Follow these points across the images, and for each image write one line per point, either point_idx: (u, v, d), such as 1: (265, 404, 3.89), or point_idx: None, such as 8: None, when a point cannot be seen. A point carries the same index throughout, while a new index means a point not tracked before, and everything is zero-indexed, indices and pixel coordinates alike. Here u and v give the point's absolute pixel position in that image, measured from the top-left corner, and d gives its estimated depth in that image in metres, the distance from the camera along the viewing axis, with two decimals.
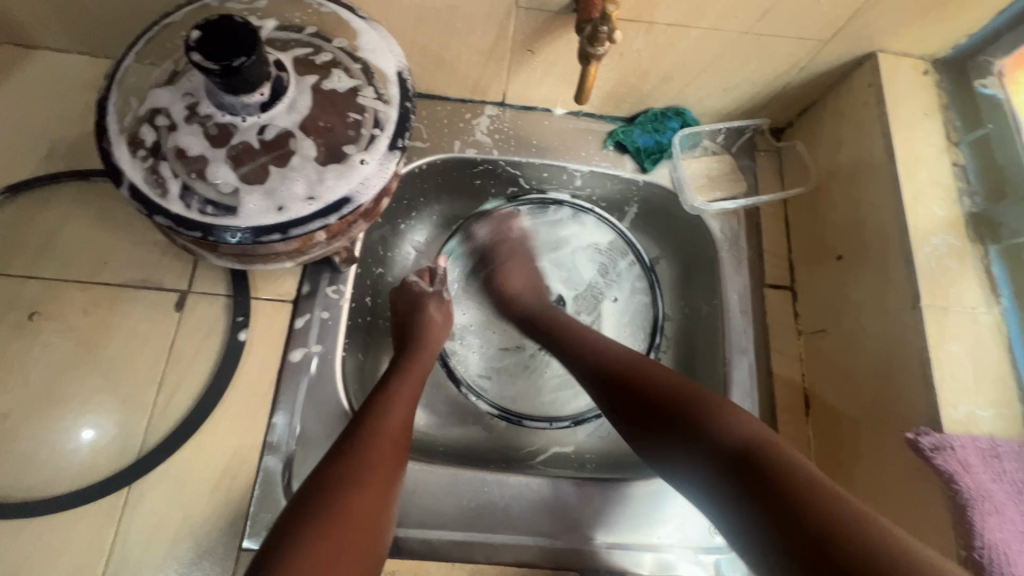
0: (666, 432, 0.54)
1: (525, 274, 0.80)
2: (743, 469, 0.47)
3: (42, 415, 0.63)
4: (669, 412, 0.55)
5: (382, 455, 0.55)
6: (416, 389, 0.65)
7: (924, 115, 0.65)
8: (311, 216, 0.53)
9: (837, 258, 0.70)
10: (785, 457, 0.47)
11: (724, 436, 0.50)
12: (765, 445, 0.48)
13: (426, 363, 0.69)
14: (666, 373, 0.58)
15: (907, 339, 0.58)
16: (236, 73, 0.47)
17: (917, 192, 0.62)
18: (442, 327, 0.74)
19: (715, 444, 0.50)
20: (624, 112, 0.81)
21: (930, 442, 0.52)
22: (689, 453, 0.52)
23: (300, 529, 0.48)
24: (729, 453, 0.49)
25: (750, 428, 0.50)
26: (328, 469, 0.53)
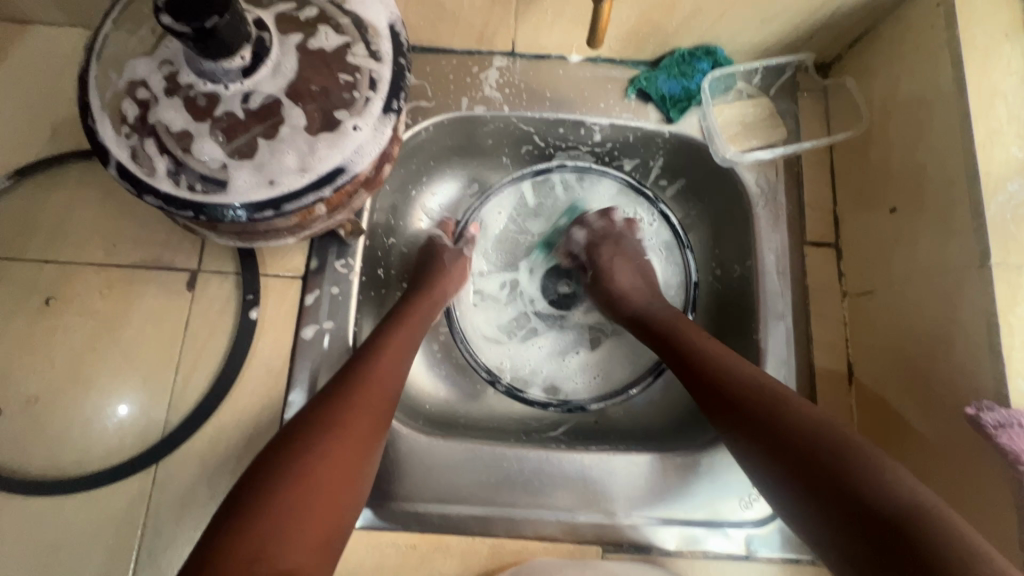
0: (789, 469, 0.49)
1: (622, 265, 0.74)
2: (886, 539, 0.42)
3: (71, 397, 0.64)
4: (805, 454, 0.48)
5: (376, 391, 0.55)
6: (417, 329, 0.64)
7: (1008, 34, 0.54)
8: (304, 189, 0.49)
9: (890, 210, 0.62)
10: (887, 497, 0.44)
11: (883, 497, 0.44)
12: (919, 507, 0.42)
13: (433, 305, 0.68)
14: (806, 411, 0.51)
15: (970, 303, 0.51)
16: (211, 36, 0.43)
17: (990, 131, 0.53)
18: (454, 276, 0.72)
19: (865, 498, 0.44)
20: (647, 55, 0.73)
21: (994, 419, 0.47)
22: (810, 497, 0.47)
23: (288, 455, 0.48)
24: (881, 515, 0.43)
25: (905, 495, 0.43)
26: (321, 397, 0.53)
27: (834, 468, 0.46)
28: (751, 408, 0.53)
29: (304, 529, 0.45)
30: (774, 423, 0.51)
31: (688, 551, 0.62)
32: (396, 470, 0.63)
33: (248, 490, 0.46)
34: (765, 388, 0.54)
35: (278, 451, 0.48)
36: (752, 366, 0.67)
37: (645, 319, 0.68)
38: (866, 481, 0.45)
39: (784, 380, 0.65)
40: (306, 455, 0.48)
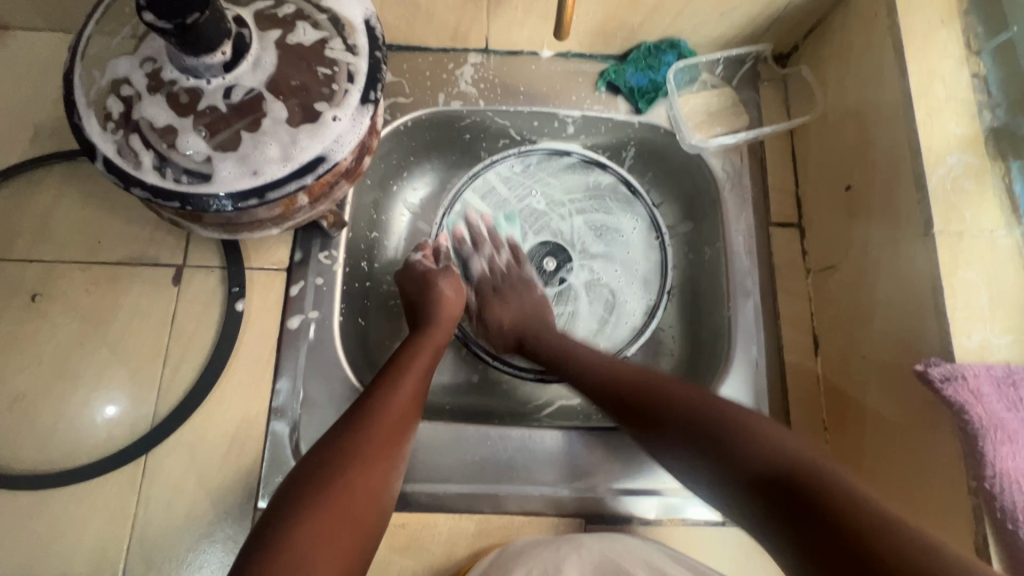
0: (692, 447, 0.51)
1: (517, 302, 0.74)
2: (790, 502, 0.42)
3: (59, 392, 0.65)
4: (693, 433, 0.51)
5: (393, 421, 0.55)
6: (431, 362, 0.64)
7: (943, 21, 0.59)
8: (286, 178, 0.51)
9: (845, 189, 0.66)
10: (756, 434, 0.48)
11: (753, 459, 0.46)
12: (811, 470, 0.43)
13: (444, 335, 0.67)
14: (717, 399, 0.53)
15: (918, 270, 0.55)
16: (192, 32, 0.45)
17: (930, 109, 0.56)
18: (456, 302, 0.71)
19: (741, 468, 0.47)
20: (615, 49, 0.76)
21: (940, 373, 0.49)
22: (713, 475, 0.49)
23: (310, 489, 0.48)
24: (756, 472, 0.46)
25: (791, 446, 0.46)
26: (342, 428, 0.54)
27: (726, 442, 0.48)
28: (669, 413, 0.54)
29: (331, 562, 0.45)
30: (671, 412, 0.54)
31: (667, 520, 0.64)
32: None
33: (275, 527, 0.46)
34: (662, 380, 0.58)
35: (303, 484, 0.49)
36: (724, 341, 0.70)
37: (528, 342, 0.71)
38: (735, 454, 0.48)
39: (753, 353, 0.68)
40: (331, 487, 0.48)
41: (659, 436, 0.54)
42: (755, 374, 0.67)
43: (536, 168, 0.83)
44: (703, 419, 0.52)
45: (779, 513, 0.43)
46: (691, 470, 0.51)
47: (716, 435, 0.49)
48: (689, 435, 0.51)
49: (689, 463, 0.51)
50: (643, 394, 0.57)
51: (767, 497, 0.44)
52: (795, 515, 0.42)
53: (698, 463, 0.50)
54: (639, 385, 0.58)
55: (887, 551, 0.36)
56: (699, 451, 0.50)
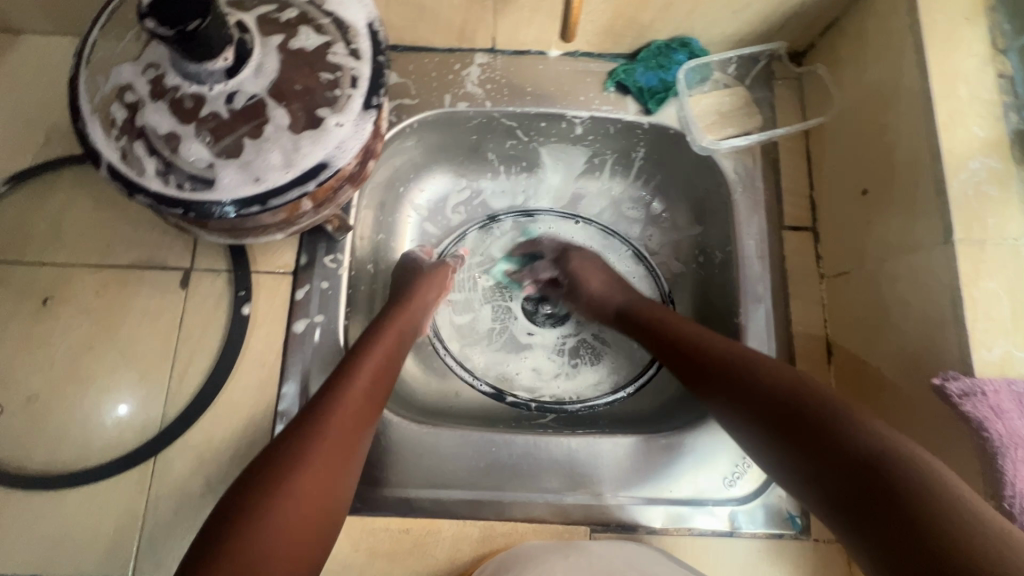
0: (770, 419, 0.51)
1: (587, 277, 0.76)
2: (861, 479, 0.42)
3: (70, 394, 0.66)
4: (782, 411, 0.50)
5: (357, 407, 0.55)
6: (397, 341, 0.64)
7: (968, 18, 0.56)
8: (288, 184, 0.51)
9: (862, 192, 0.64)
10: (846, 410, 0.48)
11: (846, 444, 0.45)
12: (889, 453, 0.42)
13: (412, 316, 0.68)
14: (807, 380, 0.51)
15: (937, 279, 0.53)
16: (193, 39, 0.45)
17: (952, 111, 0.54)
18: (435, 281, 0.73)
19: (833, 452, 0.45)
20: (625, 48, 0.75)
21: (959, 388, 0.48)
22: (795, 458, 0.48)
23: (277, 469, 0.47)
24: (847, 457, 0.44)
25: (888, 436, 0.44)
26: (309, 412, 0.52)
27: (811, 415, 0.48)
28: (751, 382, 0.54)
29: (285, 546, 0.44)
30: (754, 381, 0.54)
31: (673, 529, 0.63)
32: (386, 457, 0.65)
33: (236, 520, 0.44)
34: (753, 358, 0.56)
35: (267, 466, 0.47)
36: None
37: (631, 313, 0.71)
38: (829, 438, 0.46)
39: None
40: (298, 466, 0.47)
41: (737, 403, 0.54)
42: None
43: (510, 183, 0.86)
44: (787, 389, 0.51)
45: (847, 491, 0.43)
46: (762, 443, 0.52)
47: (800, 407, 0.49)
48: (767, 406, 0.51)
49: (764, 437, 0.51)
50: (724, 362, 0.57)
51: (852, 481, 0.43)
52: (865, 494, 0.42)
53: (775, 436, 0.50)
54: (722, 352, 0.58)
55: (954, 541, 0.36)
56: (779, 430, 0.50)
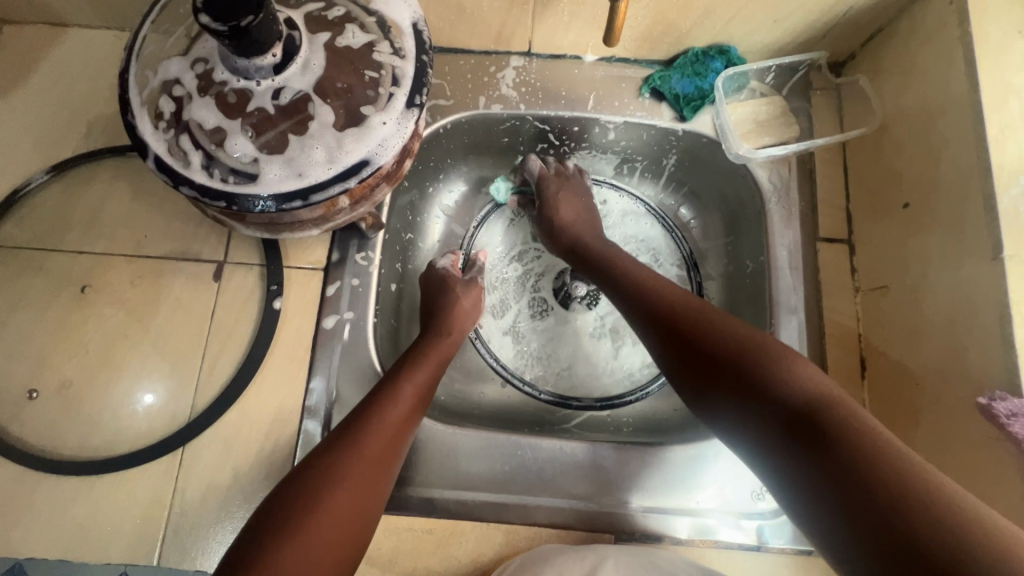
0: (731, 382, 0.51)
1: (569, 204, 0.76)
2: (818, 436, 0.43)
3: (103, 383, 0.67)
4: (728, 368, 0.51)
5: (391, 438, 0.55)
6: (436, 371, 0.64)
7: (1020, 32, 0.56)
8: (330, 180, 0.52)
9: (903, 207, 0.63)
10: (798, 374, 0.48)
11: (786, 393, 0.47)
12: (842, 413, 0.44)
13: (450, 344, 0.68)
14: (763, 339, 0.52)
15: (983, 297, 0.52)
16: (245, 34, 0.45)
17: (1002, 127, 0.54)
18: (468, 310, 0.73)
19: (776, 406, 0.47)
20: (661, 54, 0.74)
21: (1006, 409, 0.48)
22: (745, 413, 0.49)
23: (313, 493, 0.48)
24: (787, 408, 0.46)
25: (817, 386, 0.47)
26: (346, 432, 0.54)
27: (763, 378, 0.49)
28: (707, 345, 0.53)
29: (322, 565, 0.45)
30: (711, 341, 0.53)
31: (699, 541, 0.63)
32: (413, 457, 0.64)
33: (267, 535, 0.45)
34: (705, 310, 0.57)
35: (299, 491, 0.48)
36: None
37: (579, 249, 0.73)
38: (768, 390, 0.48)
39: None
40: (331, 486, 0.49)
41: (694, 363, 0.54)
42: None
43: None
44: (747, 351, 0.51)
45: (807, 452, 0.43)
46: (724, 406, 0.51)
47: (756, 364, 0.50)
48: (727, 368, 0.51)
49: (724, 399, 0.51)
50: (687, 323, 0.56)
51: (794, 434, 0.45)
52: (823, 454, 0.42)
53: (734, 396, 0.50)
54: (691, 310, 0.57)
55: (914, 504, 0.37)
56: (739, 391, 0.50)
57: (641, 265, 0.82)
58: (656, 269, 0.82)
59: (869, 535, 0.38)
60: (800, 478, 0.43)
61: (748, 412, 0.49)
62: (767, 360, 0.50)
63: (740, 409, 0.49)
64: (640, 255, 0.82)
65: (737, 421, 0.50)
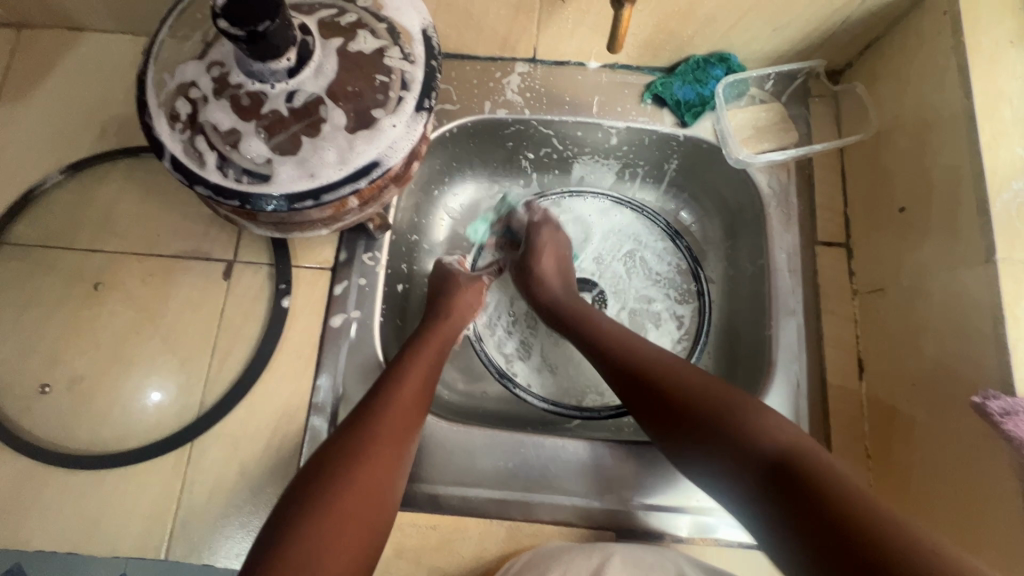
0: (702, 439, 0.52)
1: (547, 259, 0.76)
2: (792, 487, 0.45)
3: (113, 379, 0.68)
4: (698, 423, 0.53)
5: (400, 420, 0.56)
6: (437, 357, 0.65)
7: (1012, 41, 0.57)
8: (342, 180, 0.53)
9: (899, 211, 0.65)
10: (767, 427, 0.50)
11: (759, 444, 0.49)
12: (811, 461, 0.46)
13: (449, 334, 0.68)
14: (730, 390, 0.54)
15: (977, 299, 0.54)
16: (262, 39, 0.46)
17: (995, 133, 0.55)
18: (466, 298, 0.73)
19: (748, 459, 0.49)
20: (663, 62, 0.76)
21: (1000, 406, 0.49)
22: (721, 466, 0.51)
23: (326, 486, 0.49)
24: (758, 460, 0.48)
25: (784, 432, 0.49)
26: (349, 426, 0.54)
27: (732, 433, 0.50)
28: (677, 400, 0.55)
29: (341, 557, 0.46)
30: (681, 396, 0.55)
31: (699, 539, 0.64)
32: (418, 454, 0.66)
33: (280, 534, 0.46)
34: (671, 364, 0.58)
35: (307, 488, 0.49)
36: (764, 361, 0.69)
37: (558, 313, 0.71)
38: (741, 442, 0.50)
39: (795, 374, 0.67)
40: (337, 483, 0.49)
41: (665, 421, 0.55)
42: (796, 396, 0.66)
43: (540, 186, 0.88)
44: (714, 405, 0.53)
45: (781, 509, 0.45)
46: (699, 460, 0.53)
47: (724, 419, 0.51)
48: (698, 421, 0.53)
49: (698, 454, 0.53)
50: (654, 379, 0.57)
51: (768, 483, 0.47)
52: (797, 506, 0.44)
53: (708, 453, 0.52)
54: (658, 364, 0.59)
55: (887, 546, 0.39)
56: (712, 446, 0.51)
57: (627, 249, 0.84)
58: (658, 271, 0.83)
59: None
60: (777, 526, 0.45)
61: (724, 465, 0.50)
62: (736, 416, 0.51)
63: (716, 466, 0.51)
64: (626, 240, 0.84)
65: (714, 475, 0.52)
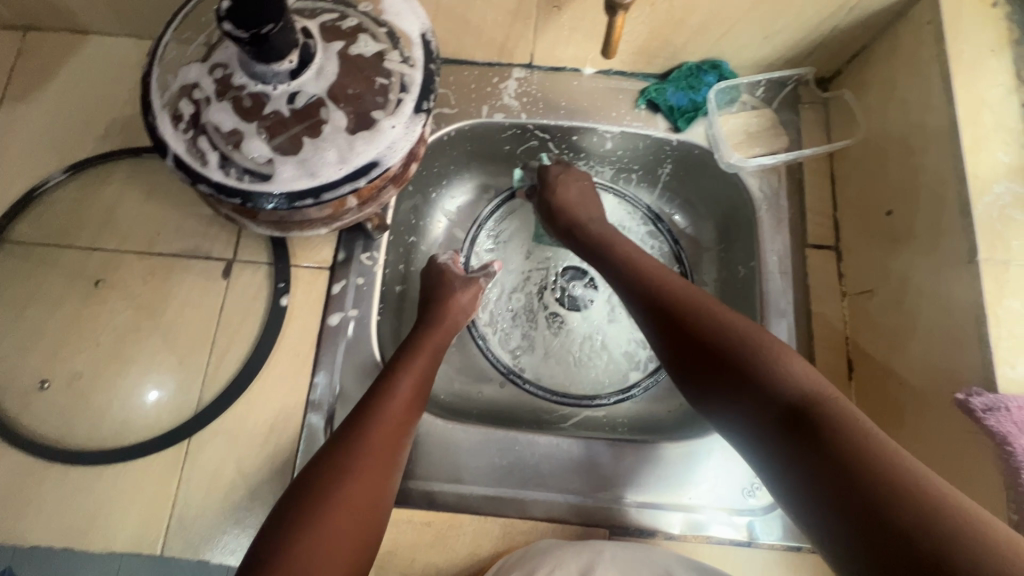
0: (726, 375, 0.52)
1: (576, 188, 0.77)
2: (807, 429, 0.45)
3: (113, 375, 0.69)
4: (723, 355, 0.53)
5: (393, 427, 0.57)
6: (432, 364, 0.65)
7: (993, 50, 0.59)
8: (341, 180, 0.54)
9: (886, 214, 0.66)
10: (790, 368, 0.50)
11: (780, 387, 0.49)
12: (832, 407, 0.45)
13: (444, 339, 0.69)
14: (758, 333, 0.54)
15: (960, 299, 0.55)
16: (265, 41, 0.48)
17: (977, 137, 0.57)
18: (461, 306, 0.74)
19: (767, 397, 0.49)
20: (657, 68, 0.78)
21: (982, 402, 0.50)
22: (738, 403, 0.50)
23: (320, 494, 0.49)
24: (776, 396, 0.48)
25: (807, 376, 0.49)
26: (348, 429, 0.55)
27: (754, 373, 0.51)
28: (704, 336, 0.55)
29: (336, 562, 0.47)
30: (708, 332, 0.55)
31: (692, 536, 0.64)
32: (414, 452, 0.66)
33: (278, 537, 0.47)
34: (706, 302, 0.59)
35: (305, 492, 0.49)
36: None
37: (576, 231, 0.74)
38: (763, 381, 0.50)
39: None
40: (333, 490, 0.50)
41: (692, 352, 0.56)
42: None
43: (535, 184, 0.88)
44: (740, 343, 0.53)
45: (797, 449, 0.44)
46: (720, 399, 0.52)
47: (749, 359, 0.52)
48: (722, 358, 0.53)
49: (720, 392, 0.53)
50: (687, 311, 0.58)
51: (783, 423, 0.47)
52: (811, 449, 0.43)
53: (730, 388, 0.52)
54: (694, 301, 0.59)
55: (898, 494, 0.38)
56: (732, 383, 0.51)
57: None
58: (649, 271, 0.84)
59: (854, 524, 0.38)
60: (787, 462, 0.45)
61: (739, 401, 0.50)
62: (762, 358, 0.51)
63: (735, 404, 0.51)
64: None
65: (731, 413, 0.51)
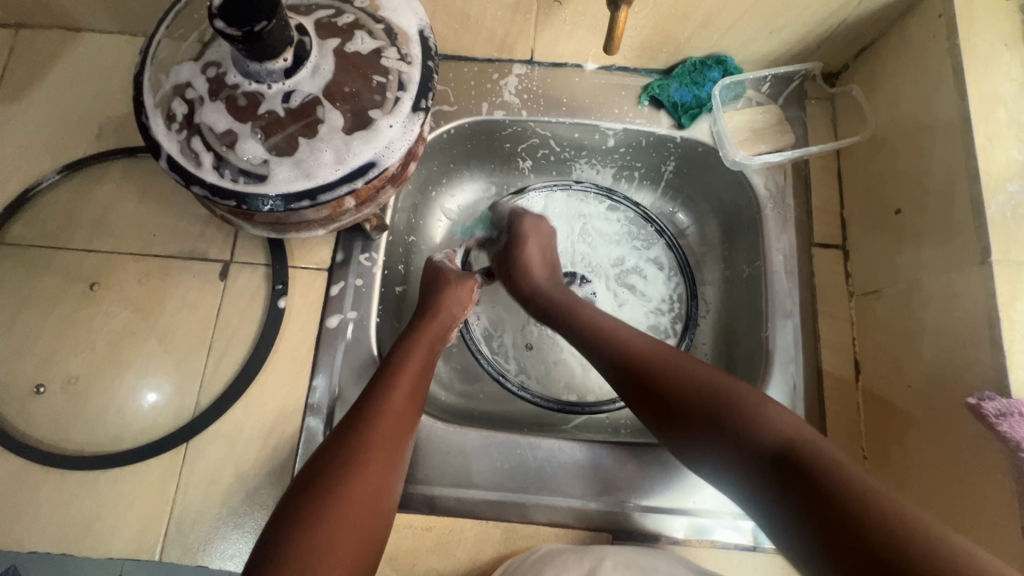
0: (704, 429, 0.51)
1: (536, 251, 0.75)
2: (798, 480, 0.43)
3: (109, 378, 0.68)
4: (699, 411, 0.51)
5: (393, 421, 0.56)
6: (429, 356, 0.64)
7: (1007, 44, 0.58)
8: (338, 180, 0.53)
9: (895, 212, 0.65)
10: (765, 415, 0.49)
11: (760, 435, 0.48)
12: (817, 453, 0.45)
13: (440, 330, 0.68)
14: (728, 381, 0.53)
15: (972, 300, 0.54)
16: (259, 39, 0.46)
17: (990, 135, 0.55)
18: (456, 297, 0.72)
19: (748, 444, 0.48)
20: (660, 64, 0.76)
21: (995, 408, 0.49)
22: (724, 456, 0.49)
23: (321, 494, 0.48)
24: (760, 445, 0.47)
25: (786, 418, 0.48)
26: (347, 426, 0.54)
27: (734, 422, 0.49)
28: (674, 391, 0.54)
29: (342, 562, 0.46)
30: (676, 387, 0.54)
31: (696, 541, 0.64)
32: (414, 456, 0.65)
33: (280, 539, 0.46)
34: (670, 356, 0.57)
35: (306, 492, 0.49)
36: (761, 363, 0.69)
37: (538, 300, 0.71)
38: (744, 429, 0.48)
39: (792, 376, 0.66)
40: (334, 489, 0.49)
41: (664, 409, 0.54)
42: (792, 398, 0.66)
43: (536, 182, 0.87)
44: (715, 394, 0.52)
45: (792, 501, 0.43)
46: (704, 453, 0.51)
47: (724, 410, 0.50)
48: (697, 411, 0.51)
49: (702, 446, 0.51)
50: (654, 364, 0.57)
51: (769, 471, 0.46)
52: (806, 500, 0.42)
53: (711, 443, 0.50)
54: (656, 356, 0.57)
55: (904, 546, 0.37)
56: (712, 435, 0.50)
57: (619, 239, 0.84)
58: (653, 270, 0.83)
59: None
60: (782, 514, 0.44)
61: (723, 452, 0.49)
62: (738, 406, 0.50)
63: (720, 458, 0.49)
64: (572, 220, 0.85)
65: (718, 467, 0.50)
